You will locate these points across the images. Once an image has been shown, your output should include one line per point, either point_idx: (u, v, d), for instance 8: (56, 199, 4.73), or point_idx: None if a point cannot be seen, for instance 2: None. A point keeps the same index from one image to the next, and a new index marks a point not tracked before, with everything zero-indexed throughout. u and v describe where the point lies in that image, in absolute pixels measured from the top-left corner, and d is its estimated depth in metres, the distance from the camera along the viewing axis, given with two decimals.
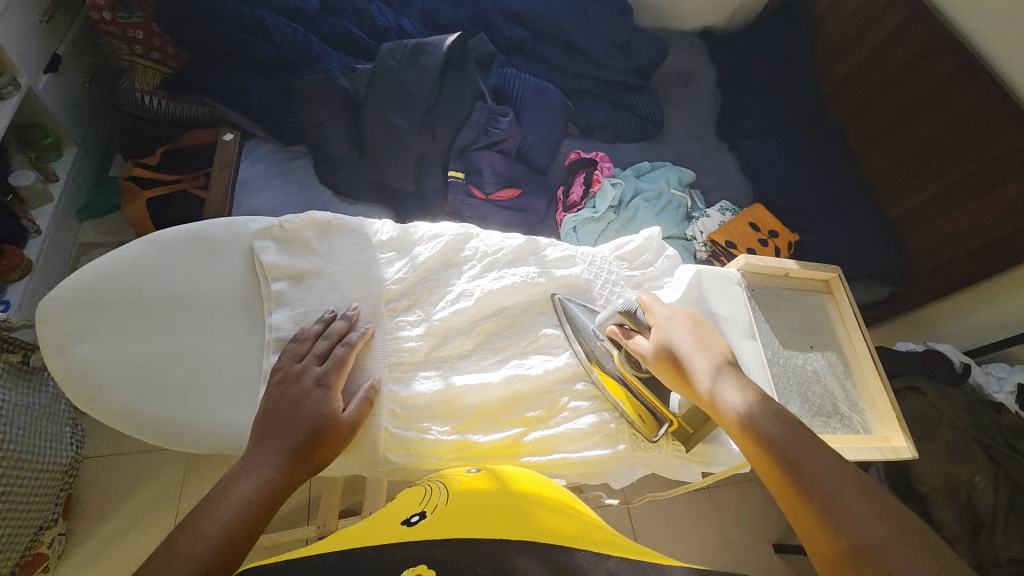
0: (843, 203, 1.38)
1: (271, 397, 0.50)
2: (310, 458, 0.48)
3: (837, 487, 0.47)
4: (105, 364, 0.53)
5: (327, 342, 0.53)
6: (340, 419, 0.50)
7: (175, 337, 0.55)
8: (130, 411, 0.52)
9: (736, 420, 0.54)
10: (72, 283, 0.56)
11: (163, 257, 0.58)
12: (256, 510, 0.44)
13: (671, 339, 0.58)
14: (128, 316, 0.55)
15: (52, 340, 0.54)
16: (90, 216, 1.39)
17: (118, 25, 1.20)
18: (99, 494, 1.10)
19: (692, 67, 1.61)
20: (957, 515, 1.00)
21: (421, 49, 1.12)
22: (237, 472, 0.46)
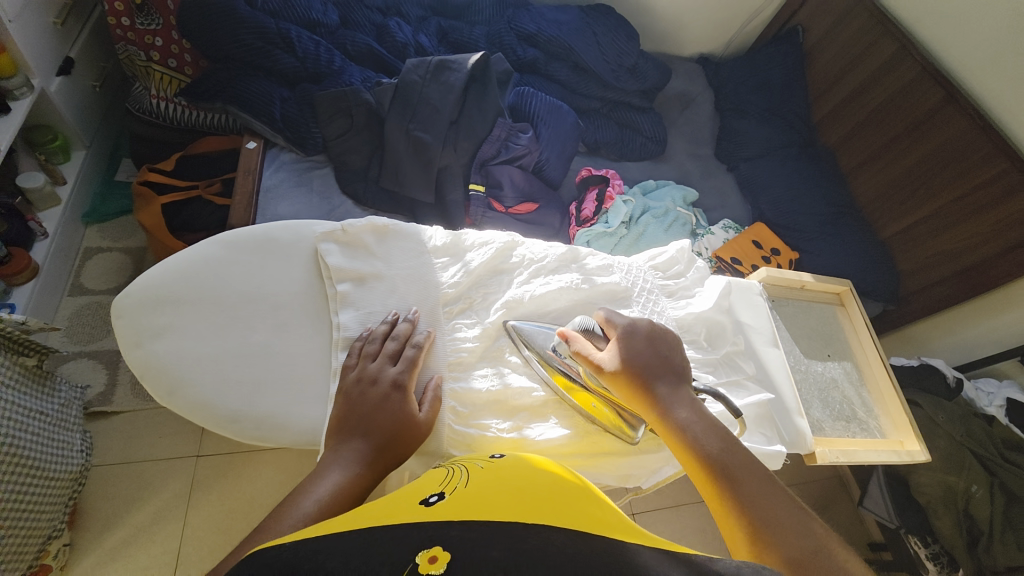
0: (836, 224, 1.46)
1: (350, 396, 0.52)
2: (389, 456, 0.50)
3: (770, 506, 0.49)
4: (181, 359, 0.54)
5: (397, 343, 0.55)
6: (416, 420, 0.52)
7: (244, 335, 0.56)
8: (208, 407, 0.53)
9: (677, 430, 0.54)
10: (148, 279, 0.57)
11: (232, 258, 0.59)
12: (336, 498, 0.46)
13: (633, 356, 0.57)
14: (201, 314, 0.57)
15: (129, 336, 0.55)
16: (97, 220, 1.36)
17: (135, 31, 1.21)
18: (104, 505, 1.08)
19: (691, 90, 1.69)
20: (956, 522, 1.05)
21: (445, 66, 1.15)
22: (322, 467, 0.48)
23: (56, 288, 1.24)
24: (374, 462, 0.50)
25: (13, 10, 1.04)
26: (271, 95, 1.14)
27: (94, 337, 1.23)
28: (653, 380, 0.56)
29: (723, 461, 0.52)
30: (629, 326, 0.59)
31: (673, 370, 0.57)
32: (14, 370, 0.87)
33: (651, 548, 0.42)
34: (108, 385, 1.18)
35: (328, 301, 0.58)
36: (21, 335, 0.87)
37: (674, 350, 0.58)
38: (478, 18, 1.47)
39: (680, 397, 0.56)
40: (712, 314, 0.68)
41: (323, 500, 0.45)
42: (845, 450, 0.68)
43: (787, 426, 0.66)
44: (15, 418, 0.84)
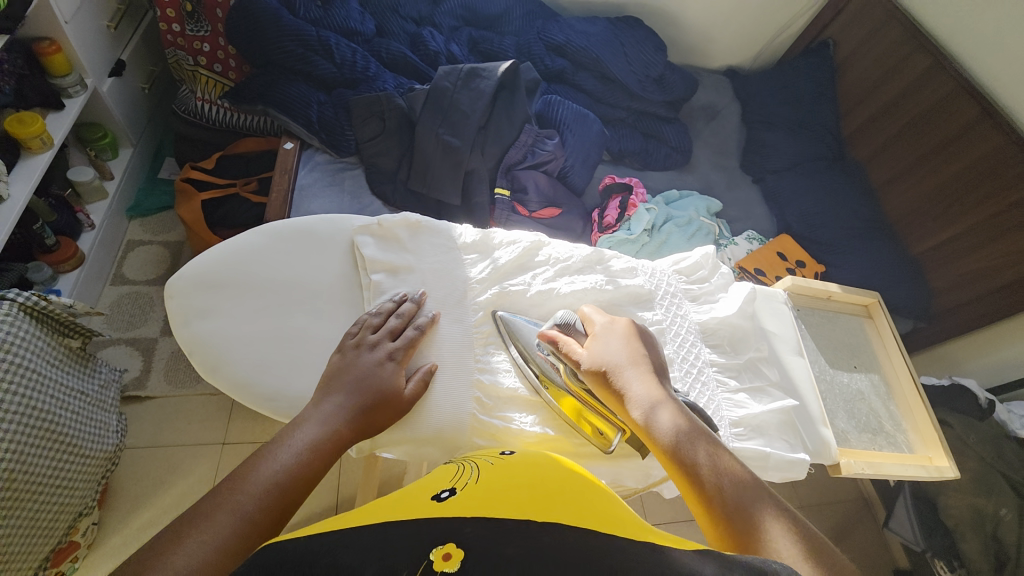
0: (864, 239, 1.43)
1: (344, 360, 0.54)
2: (370, 420, 0.52)
3: (739, 497, 0.47)
4: (227, 339, 0.57)
5: (396, 321, 0.57)
6: (402, 394, 0.54)
7: (285, 319, 0.59)
8: (248, 385, 0.56)
9: (641, 415, 0.53)
10: (197, 262, 0.60)
11: (275, 248, 0.62)
12: (308, 456, 0.47)
13: (605, 353, 0.57)
14: (243, 298, 0.59)
15: (178, 315, 0.58)
16: (139, 214, 1.43)
17: (185, 37, 1.27)
18: (132, 487, 1.12)
19: (717, 102, 1.70)
20: (982, 546, 1.00)
21: (475, 73, 1.18)
22: (302, 421, 0.50)
23: (99, 276, 1.31)
24: (352, 421, 0.51)
25: (69, 13, 1.11)
26: (309, 99, 1.19)
27: (131, 324, 1.29)
28: (635, 373, 0.56)
29: (688, 449, 0.51)
30: (606, 324, 0.60)
31: (654, 367, 0.57)
32: (58, 350, 0.90)
33: (703, 555, 0.41)
34: (143, 371, 1.23)
35: (362, 291, 0.61)
36: (68, 317, 0.90)
37: (650, 348, 0.59)
38: (509, 29, 1.51)
39: (658, 394, 0.54)
40: (735, 320, 0.68)
41: (300, 454, 0.47)
42: (869, 463, 0.67)
43: (812, 435, 0.65)
44: (56, 396, 0.86)
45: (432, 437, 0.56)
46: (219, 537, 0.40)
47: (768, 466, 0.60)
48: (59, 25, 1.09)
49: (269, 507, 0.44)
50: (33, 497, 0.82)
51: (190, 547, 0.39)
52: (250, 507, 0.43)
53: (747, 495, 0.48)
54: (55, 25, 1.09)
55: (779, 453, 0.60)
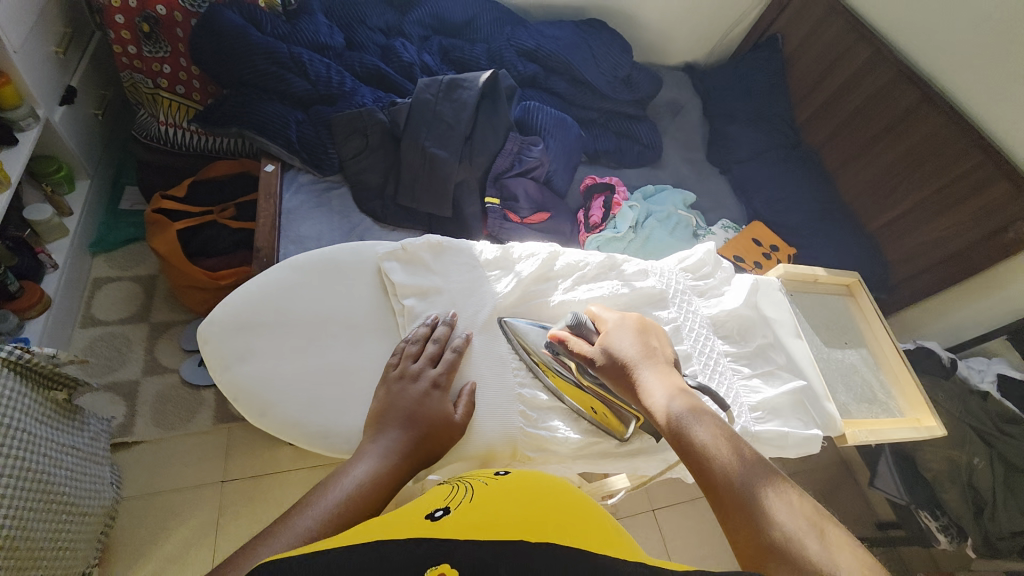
0: (827, 220, 1.54)
1: (391, 391, 0.55)
2: (424, 450, 0.52)
3: (746, 486, 0.47)
4: (271, 381, 0.56)
5: (435, 346, 0.58)
6: (452, 420, 0.55)
7: (324, 354, 0.58)
8: (301, 425, 0.55)
9: (654, 406, 0.53)
10: (229, 303, 0.59)
11: (302, 283, 0.61)
12: (370, 486, 0.48)
13: (619, 347, 0.57)
14: (279, 336, 0.59)
15: (218, 361, 0.57)
16: (103, 248, 1.35)
17: (142, 59, 1.21)
18: (131, 537, 1.06)
19: (680, 98, 1.78)
20: (960, 494, 1.10)
21: (456, 84, 1.18)
22: (360, 454, 0.51)
23: (68, 319, 1.23)
24: (409, 453, 0.51)
25: (16, 41, 1.03)
26: (286, 118, 1.16)
27: (110, 367, 1.22)
28: (650, 369, 0.56)
29: (696, 438, 0.51)
30: (617, 321, 0.60)
31: (667, 361, 0.58)
32: (45, 405, 0.83)
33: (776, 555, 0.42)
34: (129, 415, 1.17)
35: (396, 317, 0.62)
36: (51, 369, 0.84)
37: (658, 340, 0.60)
38: (478, 36, 1.51)
39: (671, 384, 0.55)
40: (743, 311, 0.72)
41: (362, 482, 0.48)
42: (871, 431, 0.73)
43: (821, 411, 0.71)
44: (48, 455, 0.80)
45: (485, 453, 0.58)
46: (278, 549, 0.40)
47: (787, 444, 0.65)
48: (6, 55, 1.01)
49: (331, 529, 0.44)
50: (35, 563, 0.77)
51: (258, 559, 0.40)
52: (313, 527, 0.43)
53: (754, 484, 0.48)
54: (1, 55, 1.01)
55: (798, 431, 0.65)
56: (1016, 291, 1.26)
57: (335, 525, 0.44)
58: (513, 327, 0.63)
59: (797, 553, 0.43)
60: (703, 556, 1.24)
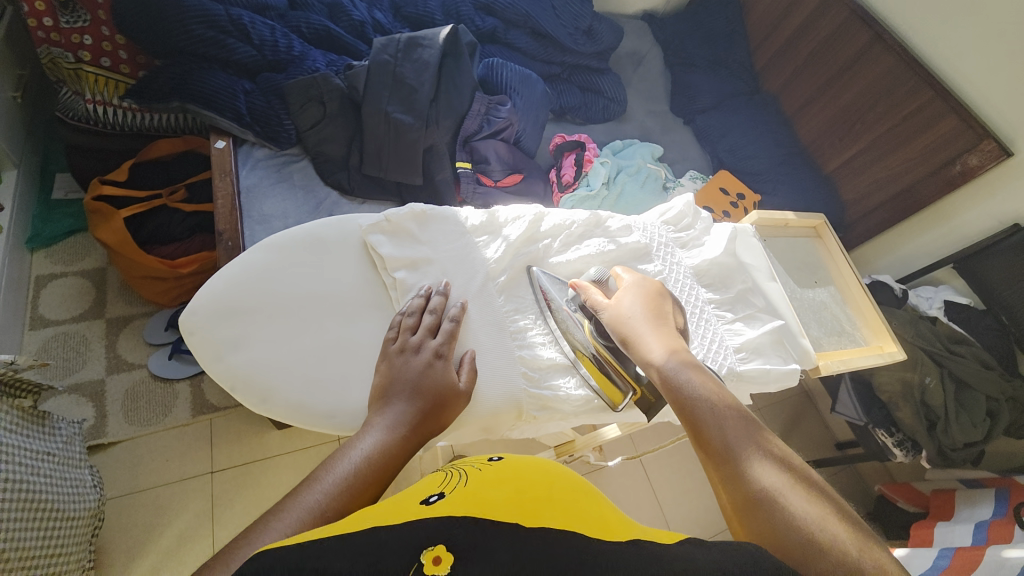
0: (787, 165, 1.59)
1: (393, 365, 0.54)
2: (434, 419, 0.53)
3: (740, 440, 0.49)
4: (267, 366, 0.55)
5: (432, 316, 0.57)
6: (457, 388, 0.55)
7: (319, 334, 0.57)
8: (306, 408, 0.54)
9: (655, 367, 0.56)
10: (212, 290, 0.56)
11: (286, 263, 0.58)
12: (381, 460, 0.47)
13: (629, 311, 0.60)
14: (269, 320, 0.56)
15: (208, 350, 0.54)
16: (42, 244, 1.23)
17: (60, 31, 1.07)
18: (123, 537, 1.04)
19: (640, 48, 1.76)
20: (913, 412, 1.21)
21: (415, 42, 1.12)
22: (367, 428, 0.50)
23: (14, 323, 1.14)
24: (418, 425, 0.51)
25: None
26: (233, 88, 1.07)
27: (70, 369, 1.15)
28: (650, 330, 0.58)
29: (694, 396, 0.53)
30: (637, 279, 0.63)
31: (673, 326, 0.60)
32: (10, 413, 0.78)
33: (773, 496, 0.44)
34: (100, 415, 1.12)
35: (388, 290, 0.60)
36: (11, 376, 0.78)
37: (669, 308, 0.62)
38: None
39: (673, 345, 0.57)
40: (723, 258, 0.75)
41: (371, 456, 0.47)
42: (841, 360, 0.79)
43: (798, 348, 0.75)
44: (23, 463, 0.75)
45: (491, 417, 0.58)
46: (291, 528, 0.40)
47: (770, 380, 0.69)
48: None
49: (340, 505, 0.43)
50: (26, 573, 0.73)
51: (267, 535, 0.39)
52: (323, 503, 0.42)
53: (747, 439, 0.49)
54: None
55: (779, 367, 0.69)
56: (963, 221, 1.33)
57: (348, 500, 0.44)
58: (540, 282, 0.65)
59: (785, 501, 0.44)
60: (686, 490, 1.33)
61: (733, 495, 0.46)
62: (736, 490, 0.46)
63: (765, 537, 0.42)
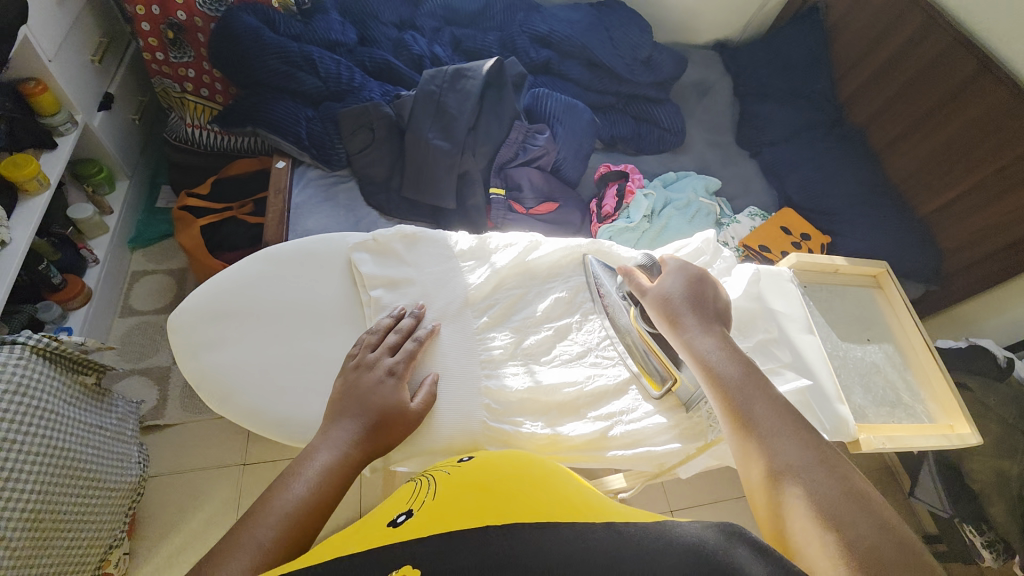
0: (869, 204, 1.40)
1: (349, 380, 0.54)
2: (379, 438, 0.52)
3: (779, 427, 0.52)
4: (234, 368, 0.58)
5: (397, 336, 0.58)
6: (407, 407, 0.54)
7: (289, 343, 0.59)
8: (259, 413, 0.56)
9: (698, 353, 0.58)
10: (199, 295, 0.61)
11: (271, 274, 0.62)
12: (321, 485, 0.48)
13: (669, 292, 0.61)
14: (245, 324, 0.60)
15: (185, 348, 0.58)
16: (141, 244, 1.43)
17: (169, 65, 1.27)
18: (160, 513, 1.13)
19: (708, 78, 1.69)
20: (1009, 508, 0.97)
21: (461, 74, 1.17)
22: (312, 449, 0.50)
23: (108, 309, 1.32)
24: (363, 442, 0.51)
25: (52, 51, 1.07)
26: (297, 115, 1.18)
27: (143, 353, 1.31)
28: (690, 314, 0.60)
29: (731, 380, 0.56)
30: (678, 266, 0.63)
31: (714, 310, 0.61)
32: (74, 388, 0.88)
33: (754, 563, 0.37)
34: (160, 399, 1.25)
35: (363, 307, 0.62)
36: (80, 355, 0.89)
37: (713, 293, 0.62)
38: (491, 24, 1.49)
39: (712, 331, 0.59)
40: (742, 303, 0.67)
41: (311, 483, 0.47)
42: (890, 438, 0.67)
43: (826, 414, 0.65)
44: (75, 433, 0.85)
45: (443, 448, 0.56)
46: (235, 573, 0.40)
47: None
48: (43, 64, 1.06)
49: (282, 536, 0.44)
50: (61, 533, 0.81)
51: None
52: (263, 537, 0.43)
53: (782, 426, 0.53)
54: (38, 64, 1.05)
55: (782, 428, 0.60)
56: None
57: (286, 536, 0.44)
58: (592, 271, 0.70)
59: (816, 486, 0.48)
60: None
61: (766, 475, 0.50)
62: (768, 472, 0.50)
63: (791, 512, 0.47)
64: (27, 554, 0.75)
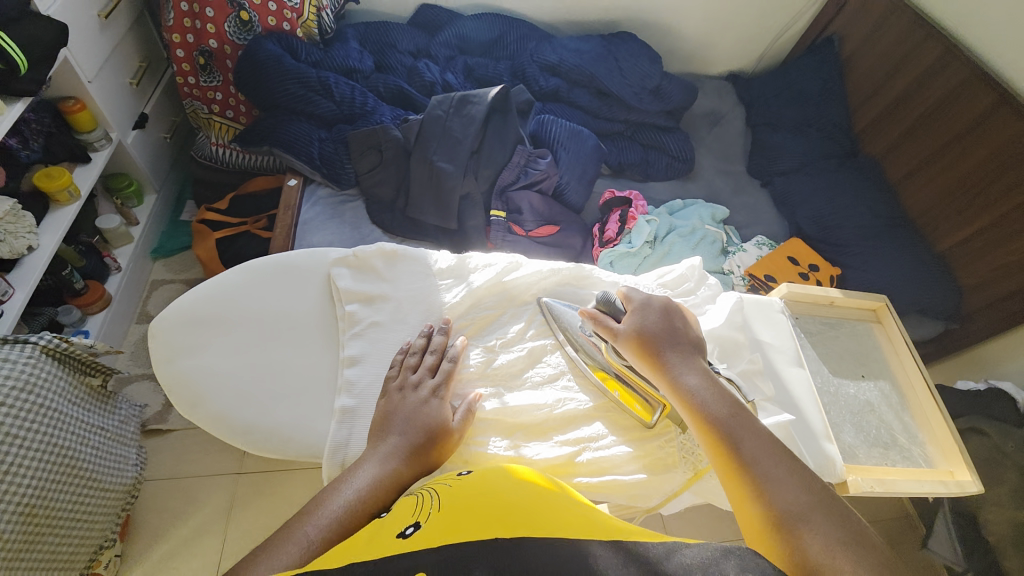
0: (884, 237, 1.36)
1: (393, 401, 0.57)
2: (425, 457, 0.54)
3: (771, 468, 0.52)
4: (206, 375, 0.59)
5: (434, 356, 0.61)
6: (450, 426, 0.57)
7: (260, 353, 0.61)
8: (225, 419, 0.58)
9: (683, 393, 0.58)
10: (181, 303, 0.63)
11: (252, 285, 0.64)
12: (371, 494, 0.50)
13: (647, 326, 0.62)
14: (220, 333, 0.62)
15: (162, 353, 0.60)
16: (163, 255, 1.51)
17: (200, 88, 1.36)
18: (154, 517, 1.15)
19: (720, 107, 1.69)
20: None
21: (467, 100, 1.21)
22: (363, 460, 0.53)
23: (126, 315, 1.38)
24: (411, 460, 0.53)
25: (91, 73, 1.16)
26: (310, 136, 1.24)
27: None
28: (671, 349, 0.60)
29: (721, 420, 0.56)
30: (644, 300, 0.64)
31: (691, 344, 0.62)
32: (80, 389, 0.92)
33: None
34: (164, 404, 1.29)
35: (338, 321, 0.64)
36: (88, 357, 0.93)
37: (687, 324, 0.63)
38: (503, 54, 1.54)
39: (695, 368, 0.59)
40: (723, 331, 0.67)
41: (361, 490, 0.50)
42: (884, 479, 0.72)
43: (811, 448, 0.64)
44: (77, 433, 0.88)
45: None
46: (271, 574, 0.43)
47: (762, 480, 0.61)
48: (83, 85, 1.15)
49: (330, 537, 0.47)
50: (53, 530, 0.83)
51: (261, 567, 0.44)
52: (312, 536, 0.47)
53: (775, 466, 0.52)
54: (78, 85, 1.14)
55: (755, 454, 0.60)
56: None
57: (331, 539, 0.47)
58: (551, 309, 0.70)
59: (815, 529, 0.48)
60: None
61: (765, 521, 0.50)
62: (767, 517, 0.50)
63: (793, 557, 0.47)
64: (19, 548, 0.78)
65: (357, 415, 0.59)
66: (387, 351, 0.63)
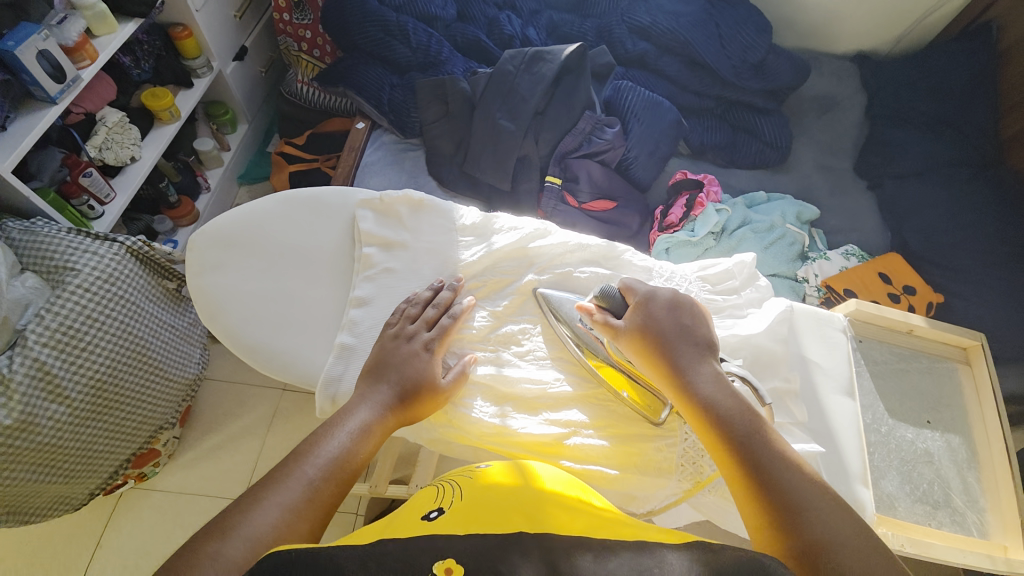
0: (1013, 268, 1.13)
1: (385, 348, 0.58)
2: (408, 409, 0.55)
3: (797, 493, 0.47)
4: (228, 291, 0.64)
5: (435, 310, 0.61)
6: (438, 383, 0.57)
7: (279, 280, 0.64)
8: (236, 334, 0.62)
9: (695, 398, 0.53)
10: (219, 222, 0.67)
11: (282, 214, 0.68)
12: (362, 441, 0.52)
13: (652, 324, 0.57)
14: (247, 256, 0.66)
15: (194, 266, 0.65)
16: (248, 181, 1.63)
17: (292, 25, 1.40)
18: (210, 411, 1.31)
19: (836, 93, 1.45)
20: None
21: (540, 57, 1.15)
22: (354, 404, 0.54)
23: None
24: (396, 410, 0.55)
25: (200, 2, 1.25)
26: (381, 81, 1.26)
27: None
28: (685, 349, 0.56)
29: (738, 433, 0.51)
30: (649, 292, 0.60)
31: (703, 343, 0.57)
32: (157, 289, 1.02)
33: None
34: None
35: (354, 262, 0.65)
36: (166, 262, 1.03)
37: (697, 321, 0.58)
38: (593, 11, 1.44)
39: (710, 369, 0.55)
40: (762, 339, 0.62)
41: (353, 433, 0.51)
42: (909, 535, 0.64)
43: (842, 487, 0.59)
44: (150, 326, 1.00)
45: None
46: (268, 517, 0.44)
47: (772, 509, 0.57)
48: (191, 13, 1.24)
49: (330, 476, 0.49)
50: (121, 405, 0.97)
51: (264, 506, 0.45)
52: (312, 474, 0.48)
53: (802, 492, 0.47)
54: (187, 13, 1.23)
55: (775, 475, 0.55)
56: None
57: (328, 483, 0.49)
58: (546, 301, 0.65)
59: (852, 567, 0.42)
60: None
61: (790, 549, 0.44)
62: (793, 546, 0.44)
63: None
64: (89, 414, 0.92)
65: (357, 354, 0.61)
66: (397, 297, 0.64)
